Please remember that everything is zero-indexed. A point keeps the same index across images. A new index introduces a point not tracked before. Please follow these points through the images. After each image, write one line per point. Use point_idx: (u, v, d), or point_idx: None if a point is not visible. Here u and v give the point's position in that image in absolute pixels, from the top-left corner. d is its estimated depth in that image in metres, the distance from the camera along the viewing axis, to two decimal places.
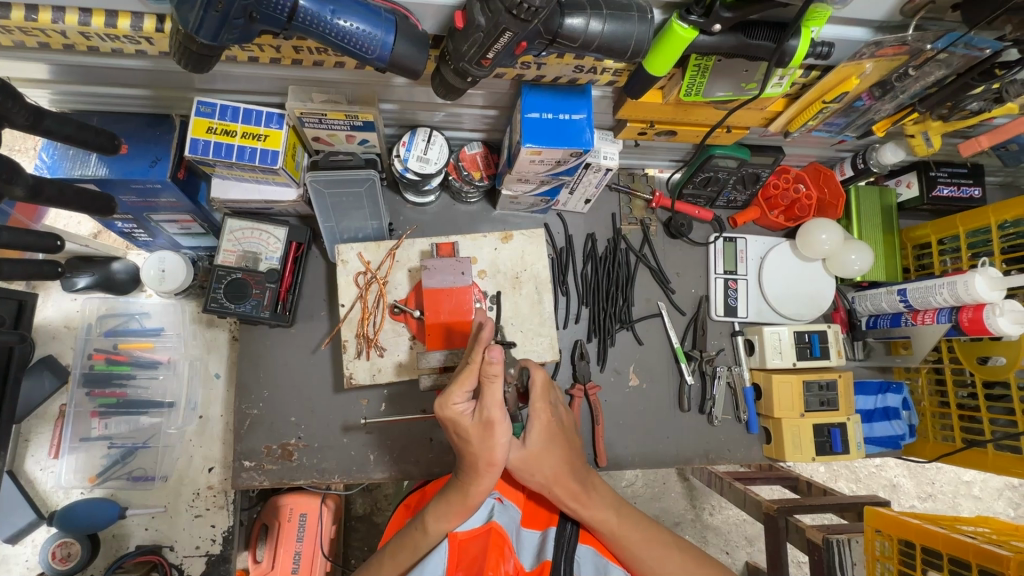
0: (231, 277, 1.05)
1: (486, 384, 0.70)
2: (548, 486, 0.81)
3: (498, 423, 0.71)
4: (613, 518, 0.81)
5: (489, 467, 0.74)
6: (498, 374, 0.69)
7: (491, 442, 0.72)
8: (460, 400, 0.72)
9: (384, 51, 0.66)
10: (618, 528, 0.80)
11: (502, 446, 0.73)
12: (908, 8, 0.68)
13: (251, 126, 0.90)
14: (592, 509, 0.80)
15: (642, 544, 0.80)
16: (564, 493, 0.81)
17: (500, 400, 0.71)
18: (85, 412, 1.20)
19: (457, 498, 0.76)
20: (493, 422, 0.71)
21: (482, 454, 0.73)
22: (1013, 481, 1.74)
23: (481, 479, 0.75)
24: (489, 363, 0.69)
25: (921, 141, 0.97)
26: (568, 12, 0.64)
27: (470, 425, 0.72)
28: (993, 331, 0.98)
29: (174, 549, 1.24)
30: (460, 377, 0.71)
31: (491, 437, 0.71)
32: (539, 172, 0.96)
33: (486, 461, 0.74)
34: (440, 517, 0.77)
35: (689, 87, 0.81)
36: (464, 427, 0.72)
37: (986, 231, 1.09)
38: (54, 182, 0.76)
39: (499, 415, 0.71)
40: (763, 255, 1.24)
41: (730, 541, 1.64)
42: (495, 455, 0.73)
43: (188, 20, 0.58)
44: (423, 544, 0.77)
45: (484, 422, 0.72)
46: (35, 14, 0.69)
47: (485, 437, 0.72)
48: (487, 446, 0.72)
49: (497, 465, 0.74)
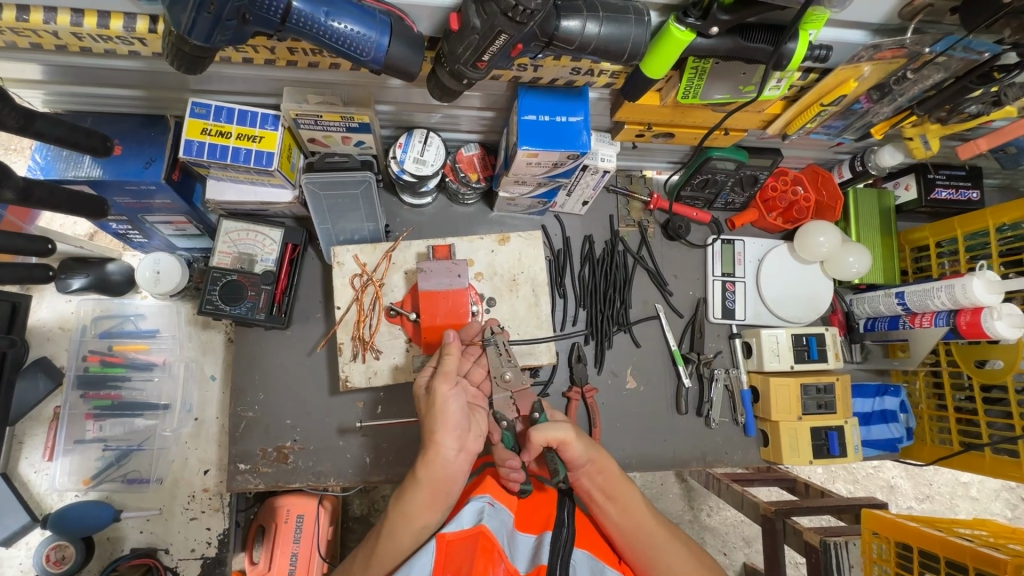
0: (226, 279, 1.04)
1: (442, 359, 0.84)
2: (587, 463, 0.83)
3: (441, 391, 0.79)
4: (637, 498, 0.83)
5: (433, 437, 0.78)
6: (452, 351, 0.84)
7: (435, 411, 0.78)
8: (424, 376, 0.86)
9: (379, 53, 0.66)
10: (642, 509, 0.83)
11: (448, 416, 0.79)
12: (906, 11, 0.68)
13: (245, 128, 0.89)
14: (628, 492, 0.83)
15: (658, 530, 0.81)
16: (609, 475, 0.83)
17: (447, 370, 0.81)
18: (78, 415, 1.19)
19: (411, 479, 0.79)
20: (437, 390, 0.80)
21: (428, 422, 0.80)
22: (1010, 483, 1.74)
23: (427, 452, 0.78)
24: (447, 343, 0.85)
25: (919, 144, 0.97)
26: (564, 14, 0.63)
27: (429, 402, 0.83)
28: (990, 335, 0.98)
29: (169, 552, 1.24)
30: (427, 357, 0.88)
31: (432, 401, 0.79)
32: (535, 174, 0.96)
33: (436, 437, 0.79)
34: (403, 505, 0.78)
35: (686, 90, 0.80)
36: (419, 399, 0.84)
37: (984, 234, 1.09)
38: (45, 184, 0.75)
39: (451, 389, 0.81)
40: (761, 258, 1.23)
41: (728, 542, 1.64)
42: (436, 421, 0.79)
43: (180, 22, 0.57)
44: (390, 536, 0.78)
45: (430, 392, 0.82)
46: (27, 14, 0.69)
47: (429, 405, 0.80)
48: (432, 415, 0.79)
49: (438, 433, 0.78)
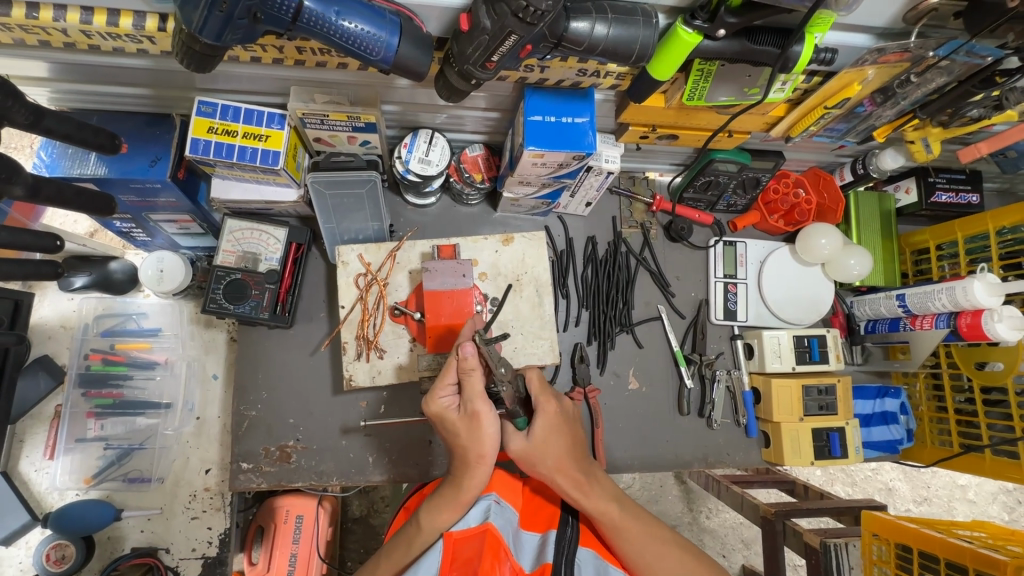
0: (230, 277, 1.04)
1: (465, 377, 0.78)
2: (552, 476, 0.80)
3: (484, 414, 0.77)
4: (613, 508, 0.78)
5: (480, 461, 0.77)
6: (474, 367, 0.77)
7: (479, 435, 0.77)
8: (445, 395, 0.80)
9: (389, 53, 0.66)
10: (620, 520, 0.78)
11: (491, 438, 0.78)
12: (911, 15, 0.69)
13: (252, 126, 0.90)
14: (594, 499, 0.78)
15: (639, 536, 0.77)
16: (568, 483, 0.79)
17: (480, 390, 0.77)
18: (80, 413, 1.18)
19: (452, 493, 0.77)
20: (479, 414, 0.78)
21: (472, 446, 0.78)
22: (1007, 486, 1.75)
23: (473, 474, 0.77)
24: (463, 358, 0.77)
25: (920, 147, 0.99)
26: (574, 16, 0.64)
27: (456, 417, 0.79)
28: (991, 337, 0.98)
29: (169, 551, 1.23)
30: (442, 372, 0.80)
31: (476, 427, 0.77)
32: (540, 175, 0.96)
33: (477, 455, 0.77)
34: (436, 514, 0.76)
35: (692, 92, 0.81)
36: (452, 421, 0.79)
37: (984, 237, 1.10)
38: (53, 182, 0.75)
39: (483, 406, 0.77)
40: (763, 260, 1.24)
41: (727, 544, 1.64)
42: (485, 447, 0.77)
43: (191, 20, 0.57)
44: (418, 542, 0.77)
45: (468, 414, 0.78)
46: (36, 12, 0.69)
47: (472, 429, 0.78)
48: (477, 440, 0.77)
49: (488, 457, 0.78)
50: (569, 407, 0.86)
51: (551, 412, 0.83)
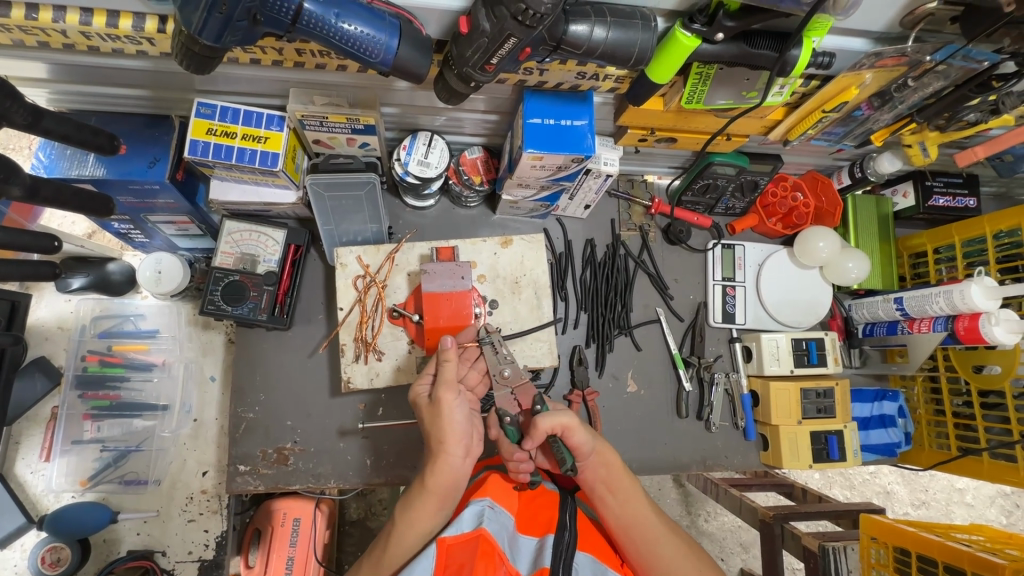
0: (228, 279, 1.04)
1: (439, 366, 0.84)
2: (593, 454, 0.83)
3: (446, 401, 0.81)
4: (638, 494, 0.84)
5: (442, 447, 0.80)
6: (449, 357, 0.83)
7: (441, 421, 0.80)
8: (424, 384, 0.87)
9: (388, 55, 0.66)
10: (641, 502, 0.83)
11: (452, 424, 0.81)
12: (908, 20, 0.69)
13: (251, 128, 0.90)
14: (629, 482, 0.84)
15: (657, 528, 0.81)
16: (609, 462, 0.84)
17: (449, 378, 0.82)
18: (76, 415, 1.18)
19: (421, 487, 0.80)
20: (442, 400, 0.81)
21: (434, 431, 0.81)
22: (1005, 489, 1.75)
23: (438, 462, 0.80)
24: (442, 348, 0.84)
25: (918, 151, 0.98)
26: (573, 19, 0.64)
27: (425, 405, 0.84)
28: (988, 340, 0.99)
29: (165, 554, 1.22)
30: (424, 365, 0.89)
31: (437, 411, 0.81)
32: (539, 177, 0.97)
33: (437, 440, 0.81)
34: (409, 507, 0.79)
35: (690, 95, 0.81)
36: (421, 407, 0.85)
37: (981, 241, 1.10)
38: (52, 183, 0.75)
39: (447, 393, 0.82)
40: (761, 262, 1.24)
41: (725, 548, 1.64)
42: (445, 431, 0.80)
43: (190, 21, 0.57)
44: (394, 543, 0.78)
45: (434, 401, 0.83)
46: (35, 13, 0.69)
47: (434, 414, 0.82)
48: (439, 425, 0.81)
49: (449, 443, 0.80)
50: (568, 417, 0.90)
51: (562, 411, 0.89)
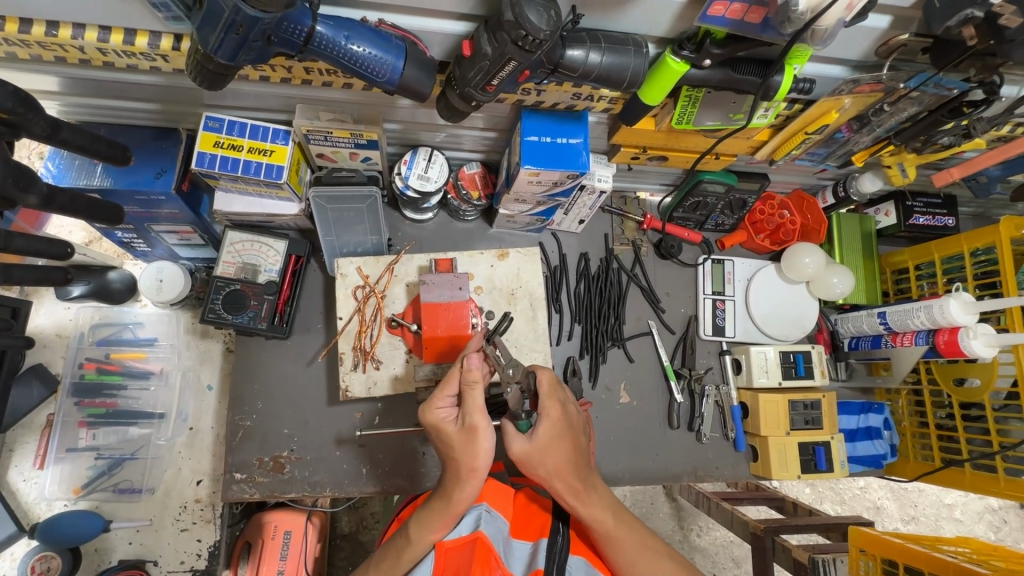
0: (229, 288, 1.06)
1: (466, 390, 0.79)
2: (549, 480, 0.79)
3: (481, 429, 0.77)
4: (609, 519, 0.80)
5: (472, 474, 0.78)
6: (477, 381, 0.79)
7: (476, 450, 0.77)
8: (444, 407, 0.81)
9: (395, 75, 0.70)
10: (614, 529, 0.79)
11: (486, 452, 0.78)
12: (882, 50, 0.74)
13: (257, 142, 0.92)
14: (591, 508, 0.79)
15: (636, 552, 0.79)
16: (564, 488, 0.79)
17: (480, 405, 0.78)
18: (72, 422, 1.19)
19: (443, 505, 0.78)
20: (476, 428, 0.78)
21: (465, 459, 0.78)
22: (992, 505, 1.78)
23: (465, 487, 0.77)
24: (468, 370, 0.79)
25: (897, 172, 1.03)
26: (569, 44, 0.68)
27: (452, 430, 0.79)
28: (967, 353, 1.02)
29: (157, 564, 1.20)
30: (443, 384, 0.82)
31: (473, 441, 0.77)
32: (535, 192, 1.00)
33: (469, 468, 0.77)
34: (426, 527, 0.77)
35: (680, 116, 0.85)
36: (451, 435, 0.79)
37: (959, 258, 1.14)
38: (67, 192, 0.77)
39: (480, 421, 0.78)
40: (750, 278, 1.28)
41: (717, 563, 1.65)
42: (478, 460, 0.77)
43: (208, 41, 0.61)
44: (409, 553, 0.77)
45: (466, 429, 0.78)
46: (55, 30, 0.72)
47: (468, 443, 0.78)
48: (472, 453, 0.77)
49: (480, 471, 0.78)
50: (573, 413, 0.83)
51: (555, 417, 0.80)
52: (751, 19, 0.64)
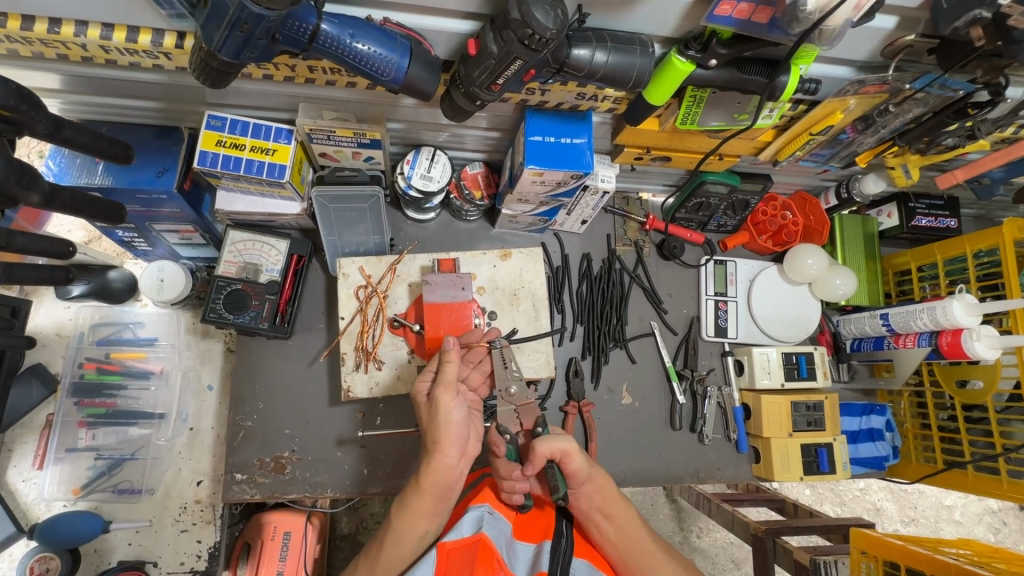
0: (231, 288, 1.06)
1: (440, 366, 0.82)
2: (582, 480, 0.81)
3: (445, 403, 0.79)
4: (628, 515, 0.82)
5: (438, 448, 0.79)
6: (450, 358, 0.82)
7: (439, 421, 0.78)
8: (425, 380, 0.85)
9: (399, 74, 0.69)
10: (632, 526, 0.82)
11: (453, 427, 0.79)
12: (888, 50, 0.73)
13: (259, 141, 0.92)
14: (615, 504, 0.82)
15: (652, 549, 0.81)
16: (592, 486, 0.82)
17: (448, 380, 0.80)
18: (72, 422, 1.19)
19: (415, 487, 0.80)
20: (441, 402, 0.79)
21: (431, 432, 0.80)
22: (992, 506, 1.78)
23: (432, 461, 0.79)
24: (444, 348, 0.83)
25: (901, 173, 1.02)
26: (575, 43, 0.68)
27: (424, 404, 0.83)
28: (971, 355, 1.01)
29: (157, 565, 1.20)
30: (424, 362, 0.86)
31: (436, 413, 0.79)
32: (539, 192, 1.00)
33: (434, 441, 0.79)
34: (408, 515, 0.79)
35: (685, 116, 0.85)
36: (423, 406, 0.82)
37: (962, 259, 1.14)
38: (69, 190, 0.76)
39: (445, 395, 0.80)
40: (752, 278, 1.27)
41: (718, 564, 1.65)
42: (443, 433, 0.79)
43: (212, 39, 0.60)
44: (390, 541, 0.79)
45: (432, 401, 0.81)
46: (58, 27, 0.71)
47: (433, 415, 0.80)
48: (436, 426, 0.79)
49: (444, 445, 0.79)
50: None
51: (553, 424, 0.90)
52: (758, 19, 0.64)
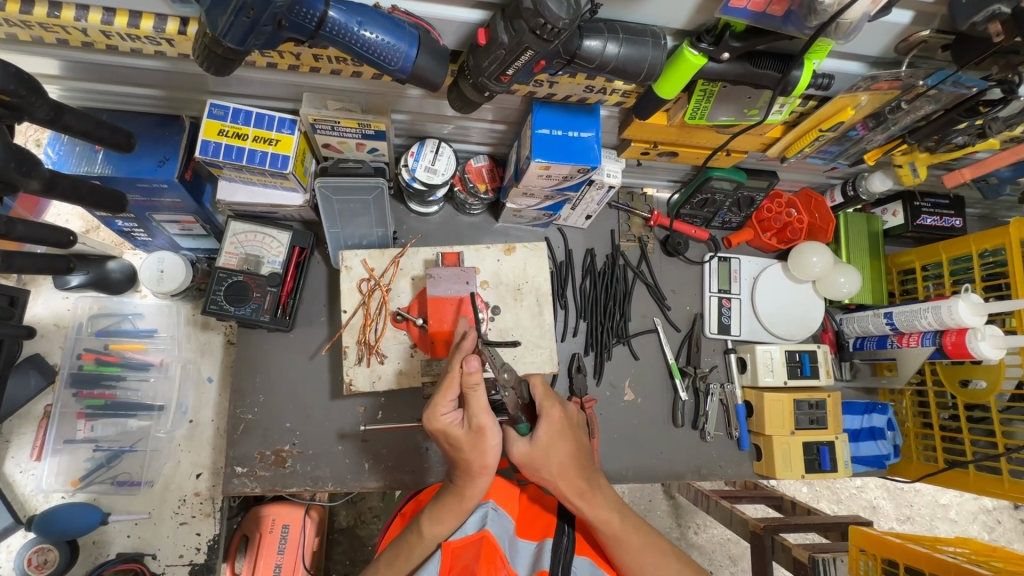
0: (232, 279, 1.05)
1: (468, 393, 0.71)
2: (555, 483, 0.78)
3: (489, 429, 0.73)
4: (615, 521, 0.78)
5: (484, 471, 0.75)
6: (479, 384, 0.70)
7: (485, 450, 0.73)
8: (447, 410, 0.73)
9: (407, 64, 0.68)
10: (620, 530, 0.78)
11: (496, 450, 0.75)
12: (902, 46, 0.73)
13: (262, 131, 0.91)
14: (597, 509, 0.77)
15: (642, 550, 0.78)
16: (570, 491, 0.78)
17: (485, 406, 0.72)
18: (70, 414, 1.17)
19: (454, 500, 0.76)
20: (483, 428, 0.73)
21: (476, 458, 0.74)
22: (986, 505, 1.79)
23: (477, 482, 0.75)
24: (467, 376, 0.70)
25: (908, 171, 1.01)
26: (587, 34, 0.67)
27: (460, 434, 0.74)
28: (975, 355, 1.01)
29: (155, 557, 1.19)
30: (443, 387, 0.72)
31: (481, 443, 0.73)
32: (543, 186, 0.99)
33: (480, 466, 0.75)
34: (436, 521, 0.76)
35: (694, 110, 0.84)
36: (460, 436, 0.74)
37: (967, 259, 1.14)
38: (70, 177, 0.75)
39: (487, 421, 0.72)
40: (756, 276, 1.27)
41: (715, 561, 1.66)
42: (489, 458, 0.74)
43: (217, 24, 0.59)
44: (419, 548, 0.76)
45: (474, 430, 0.73)
46: (58, 11, 0.70)
47: (476, 443, 0.74)
48: (481, 452, 0.74)
49: (492, 468, 0.75)
50: (572, 410, 0.82)
51: (556, 417, 0.79)
52: (773, 12, 0.63)
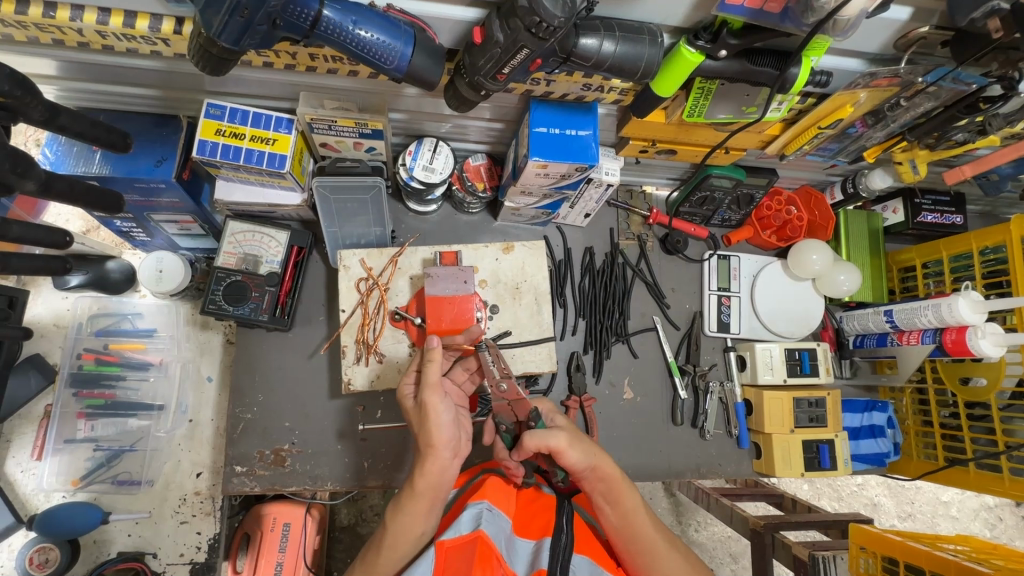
0: (231, 279, 1.05)
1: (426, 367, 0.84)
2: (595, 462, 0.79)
3: (431, 405, 0.80)
4: (639, 505, 0.81)
5: (429, 450, 0.78)
6: (437, 359, 0.84)
7: (428, 424, 0.79)
8: (409, 383, 0.88)
9: (402, 62, 0.68)
10: (642, 512, 0.81)
11: (441, 427, 0.79)
12: (901, 43, 0.72)
13: (259, 130, 0.91)
14: (626, 486, 0.81)
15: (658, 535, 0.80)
16: (609, 468, 0.81)
17: (433, 381, 0.82)
18: (71, 414, 1.17)
19: (410, 487, 0.78)
20: (428, 405, 0.80)
21: (423, 435, 0.79)
22: (988, 502, 1.79)
23: (426, 462, 0.78)
24: (430, 351, 0.85)
25: (908, 169, 1.00)
26: (583, 32, 0.66)
27: (410, 408, 0.85)
28: (975, 353, 1.01)
29: (156, 556, 1.20)
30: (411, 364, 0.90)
31: (425, 416, 0.79)
32: (542, 185, 0.98)
33: (426, 443, 0.78)
34: (399, 513, 0.77)
35: (692, 108, 0.84)
36: (410, 410, 0.85)
37: (968, 256, 1.13)
38: (65, 178, 0.75)
39: (432, 397, 0.80)
40: (756, 274, 1.27)
41: (715, 558, 1.66)
42: (434, 435, 0.78)
43: (211, 24, 0.59)
44: (386, 542, 0.77)
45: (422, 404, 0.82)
46: (53, 11, 0.69)
47: (423, 418, 0.80)
48: (425, 428, 0.79)
49: (437, 447, 0.78)
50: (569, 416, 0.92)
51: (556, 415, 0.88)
52: (769, 9, 0.63)
